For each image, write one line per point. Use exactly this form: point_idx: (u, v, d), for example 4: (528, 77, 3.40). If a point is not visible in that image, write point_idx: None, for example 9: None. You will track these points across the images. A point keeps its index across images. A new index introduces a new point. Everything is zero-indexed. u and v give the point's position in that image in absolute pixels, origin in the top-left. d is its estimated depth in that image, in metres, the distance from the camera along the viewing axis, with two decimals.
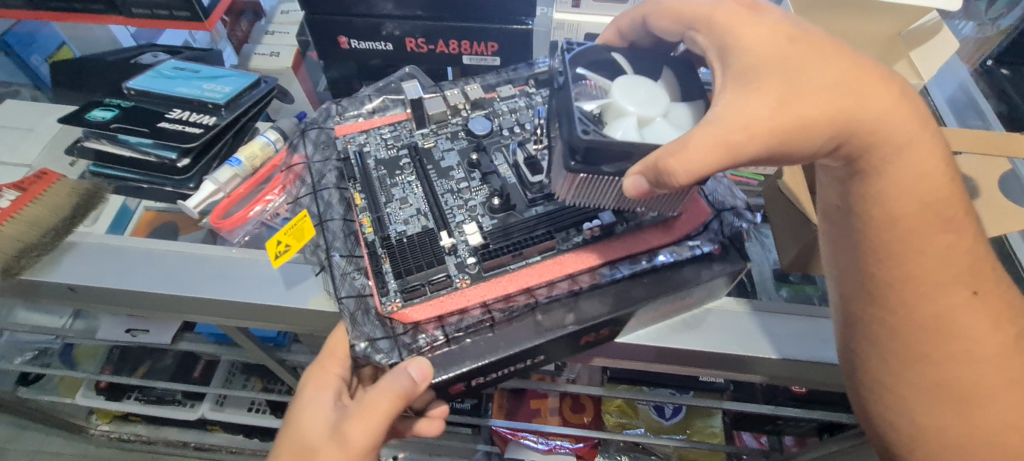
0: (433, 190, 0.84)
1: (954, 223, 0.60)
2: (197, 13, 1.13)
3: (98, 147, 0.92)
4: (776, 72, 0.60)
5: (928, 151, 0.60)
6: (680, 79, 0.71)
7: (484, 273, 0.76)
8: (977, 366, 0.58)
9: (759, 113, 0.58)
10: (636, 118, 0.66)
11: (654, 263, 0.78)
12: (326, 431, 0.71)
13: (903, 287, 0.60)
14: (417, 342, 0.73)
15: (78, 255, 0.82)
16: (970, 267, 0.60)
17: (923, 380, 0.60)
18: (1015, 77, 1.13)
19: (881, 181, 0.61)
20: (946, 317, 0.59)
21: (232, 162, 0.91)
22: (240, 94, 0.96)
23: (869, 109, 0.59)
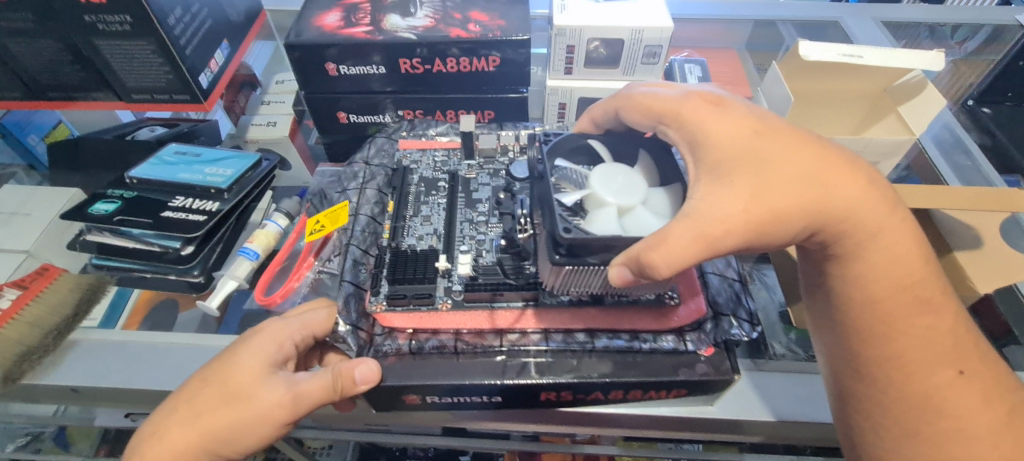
0: (453, 216, 0.80)
1: (931, 305, 0.62)
2: (197, 96, 1.16)
3: (100, 240, 0.91)
4: (744, 168, 0.61)
5: (901, 234, 0.63)
6: (658, 165, 0.73)
7: (466, 302, 0.70)
8: (970, 444, 0.59)
9: (737, 210, 0.59)
10: (615, 207, 0.66)
11: (635, 345, 0.68)
12: (259, 381, 0.67)
13: (890, 366, 0.62)
14: (385, 346, 0.70)
15: (81, 353, 0.80)
16: (955, 348, 0.61)
17: (918, 458, 0.61)
18: (996, 116, 1.16)
19: (861, 265, 0.63)
20: (935, 395, 0.61)
21: (248, 254, 0.90)
22: (243, 175, 0.97)
23: (837, 201, 0.61)
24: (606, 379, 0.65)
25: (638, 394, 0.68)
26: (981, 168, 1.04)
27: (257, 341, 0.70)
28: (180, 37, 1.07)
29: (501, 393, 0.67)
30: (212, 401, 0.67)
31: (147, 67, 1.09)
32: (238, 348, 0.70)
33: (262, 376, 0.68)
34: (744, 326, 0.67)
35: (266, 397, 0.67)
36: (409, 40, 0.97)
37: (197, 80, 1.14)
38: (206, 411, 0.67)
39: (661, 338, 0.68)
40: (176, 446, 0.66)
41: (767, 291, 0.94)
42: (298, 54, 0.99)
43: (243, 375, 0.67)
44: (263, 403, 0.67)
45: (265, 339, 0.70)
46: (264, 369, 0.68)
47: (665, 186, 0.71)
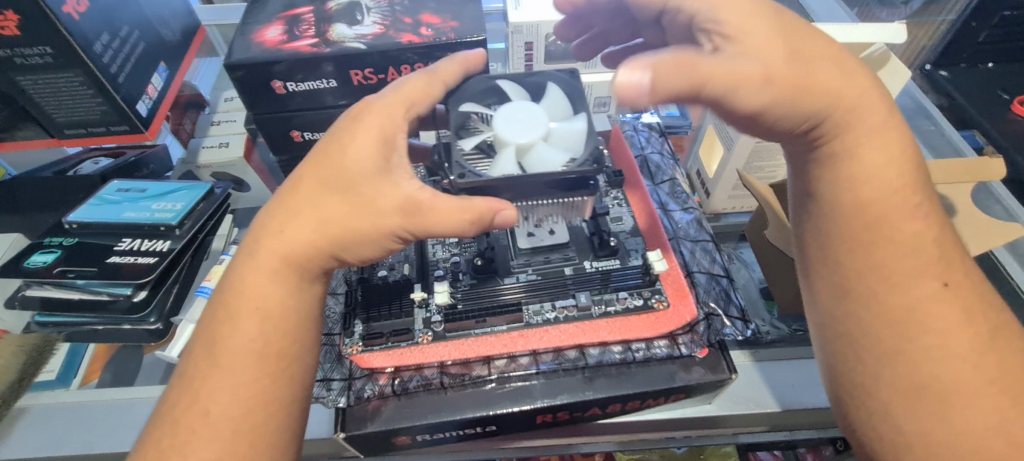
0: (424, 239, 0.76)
1: (919, 210, 0.59)
2: (136, 126, 1.08)
3: (42, 294, 0.83)
4: (770, 33, 0.55)
5: (901, 137, 0.60)
6: (567, 92, 0.67)
7: (447, 333, 0.67)
8: (951, 358, 0.54)
9: (765, 71, 0.54)
10: (514, 147, 0.63)
11: (628, 356, 0.66)
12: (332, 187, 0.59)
13: (873, 278, 0.58)
14: (366, 391, 0.65)
15: (33, 422, 0.74)
16: (939, 259, 0.58)
17: (898, 382, 0.55)
18: (953, 78, 1.17)
19: (855, 165, 0.59)
20: (919, 309, 0.56)
21: (204, 294, 0.83)
22: (194, 208, 0.91)
23: (843, 89, 0.57)
24: (601, 396, 0.63)
25: (633, 405, 0.67)
26: (944, 132, 1.05)
27: (369, 119, 0.60)
28: (109, 66, 0.99)
29: (494, 422, 0.65)
30: (259, 276, 0.59)
31: (77, 100, 1.01)
32: (359, 108, 0.62)
33: (331, 201, 0.59)
34: (737, 325, 0.66)
35: (352, 217, 0.59)
36: (359, 50, 0.91)
37: (134, 109, 1.06)
38: (277, 235, 0.59)
39: (653, 345, 0.66)
40: (246, 332, 0.57)
41: (746, 270, 0.93)
42: (240, 73, 0.93)
43: (327, 208, 0.59)
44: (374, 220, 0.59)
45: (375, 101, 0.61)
46: (374, 169, 0.59)
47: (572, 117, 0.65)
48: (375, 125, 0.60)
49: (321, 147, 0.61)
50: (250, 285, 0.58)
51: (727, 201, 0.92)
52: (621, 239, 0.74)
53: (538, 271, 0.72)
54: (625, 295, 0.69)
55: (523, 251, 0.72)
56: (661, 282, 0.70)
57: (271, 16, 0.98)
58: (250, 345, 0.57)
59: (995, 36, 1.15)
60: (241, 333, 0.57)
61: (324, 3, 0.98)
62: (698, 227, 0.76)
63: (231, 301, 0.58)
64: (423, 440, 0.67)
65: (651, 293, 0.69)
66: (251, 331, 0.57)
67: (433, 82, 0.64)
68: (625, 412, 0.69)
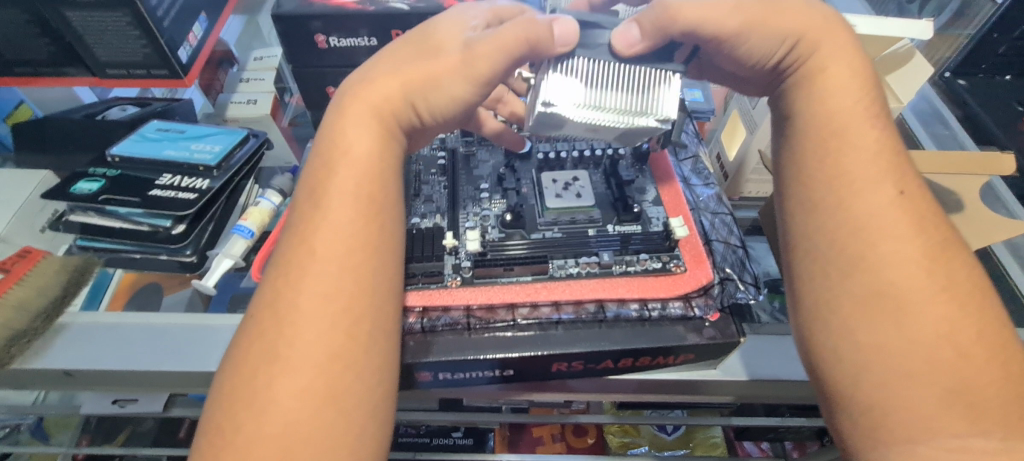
0: (457, 193, 0.80)
1: (875, 121, 0.65)
2: (176, 70, 1.11)
3: (86, 220, 0.87)
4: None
5: (855, 86, 0.65)
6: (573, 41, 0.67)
7: (475, 280, 0.71)
8: (898, 257, 0.57)
9: (736, 3, 0.63)
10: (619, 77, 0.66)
11: (644, 313, 0.69)
12: (433, 43, 0.64)
13: (842, 182, 0.62)
14: None
15: (72, 337, 0.77)
16: (892, 166, 0.62)
17: (858, 291, 0.58)
18: (972, 87, 1.20)
19: (826, 77, 0.66)
20: (874, 216, 0.59)
21: (242, 232, 0.87)
22: (230, 151, 0.95)
23: (809, 16, 0.66)
24: (617, 347, 0.67)
25: (646, 361, 0.71)
26: (959, 137, 1.07)
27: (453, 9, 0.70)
28: (157, 9, 1.02)
29: (512, 365, 0.69)
30: (366, 135, 0.63)
31: (122, 39, 1.04)
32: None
33: (422, 61, 0.63)
34: (750, 290, 0.70)
35: (431, 63, 0.63)
36: (400, 10, 0.94)
37: (175, 54, 1.09)
38: (366, 86, 0.64)
39: (668, 305, 0.70)
40: (342, 213, 0.59)
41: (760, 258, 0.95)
42: (283, 24, 0.96)
43: (399, 55, 0.65)
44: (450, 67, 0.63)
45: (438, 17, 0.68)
46: (460, 29, 0.65)
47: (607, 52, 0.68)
48: (407, 39, 0.66)
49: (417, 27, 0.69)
50: (347, 134, 0.63)
51: (743, 185, 0.96)
52: (644, 207, 0.78)
53: (563, 229, 0.75)
54: (645, 258, 0.72)
55: (551, 209, 0.76)
56: (680, 249, 0.74)
57: None
58: (347, 188, 0.61)
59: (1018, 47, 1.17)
60: (342, 200, 0.60)
61: None
62: (718, 202, 0.80)
63: (332, 156, 0.62)
64: (443, 379, 0.71)
65: (670, 257, 0.73)
66: (348, 181, 0.61)
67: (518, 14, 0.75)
68: (636, 368, 0.73)
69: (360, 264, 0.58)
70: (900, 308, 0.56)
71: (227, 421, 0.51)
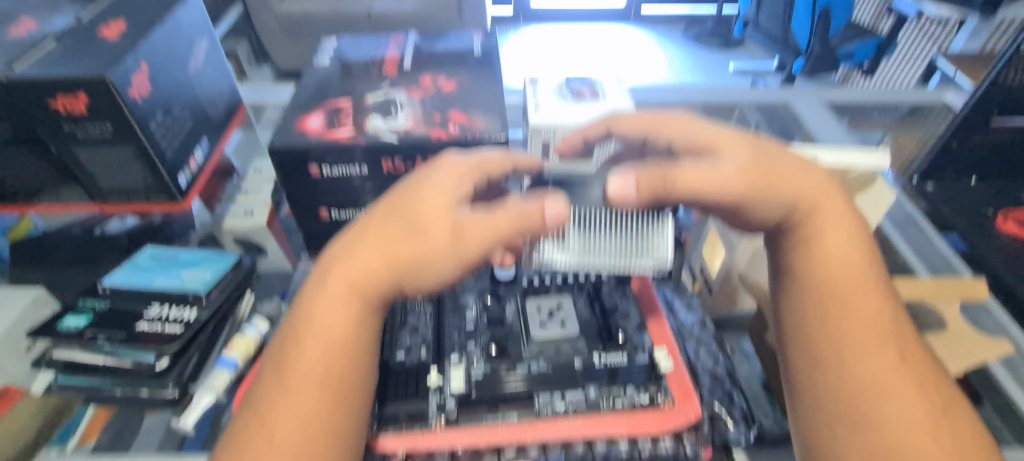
0: (442, 324, 0.80)
1: (873, 285, 0.70)
2: (174, 195, 1.15)
3: (70, 356, 0.85)
4: (741, 150, 0.71)
5: (856, 251, 0.71)
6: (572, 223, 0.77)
7: (460, 420, 0.69)
8: (902, 421, 0.62)
9: (739, 169, 0.68)
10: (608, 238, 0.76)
11: (633, 453, 0.68)
12: (414, 220, 0.65)
13: (843, 341, 0.66)
14: None
15: None
16: (896, 333, 0.67)
17: (864, 448, 0.62)
18: (940, 191, 1.25)
19: (821, 242, 0.70)
20: (879, 381, 0.64)
21: (225, 365, 0.86)
22: (222, 278, 0.96)
23: (805, 181, 0.71)
24: None
25: None
26: (935, 242, 1.10)
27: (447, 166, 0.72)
28: (160, 141, 1.09)
29: None
30: (336, 308, 0.65)
31: (125, 170, 1.09)
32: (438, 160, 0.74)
33: (404, 241, 0.65)
34: (739, 427, 0.69)
35: (418, 241, 0.65)
36: (391, 142, 1.00)
37: (175, 180, 1.14)
38: (348, 263, 0.66)
39: (659, 442, 0.68)
40: (308, 399, 0.62)
41: (748, 361, 0.91)
42: (279, 157, 1.01)
43: (384, 231, 0.66)
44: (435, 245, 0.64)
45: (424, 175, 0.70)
46: (448, 202, 0.67)
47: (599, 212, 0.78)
48: (391, 205, 0.68)
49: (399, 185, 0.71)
50: (322, 313, 0.65)
51: (729, 299, 0.97)
52: (629, 333, 0.78)
53: (549, 360, 0.75)
54: (632, 391, 0.72)
55: (535, 340, 0.76)
56: (668, 380, 0.73)
57: (313, 107, 1.08)
58: (316, 372, 0.63)
59: (980, 154, 1.23)
60: (314, 375, 0.63)
61: (362, 98, 1.10)
62: (702, 327, 0.81)
63: (303, 332, 0.65)
64: None
65: (657, 390, 0.72)
66: (318, 365, 0.63)
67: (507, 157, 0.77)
68: None
69: (331, 450, 0.60)
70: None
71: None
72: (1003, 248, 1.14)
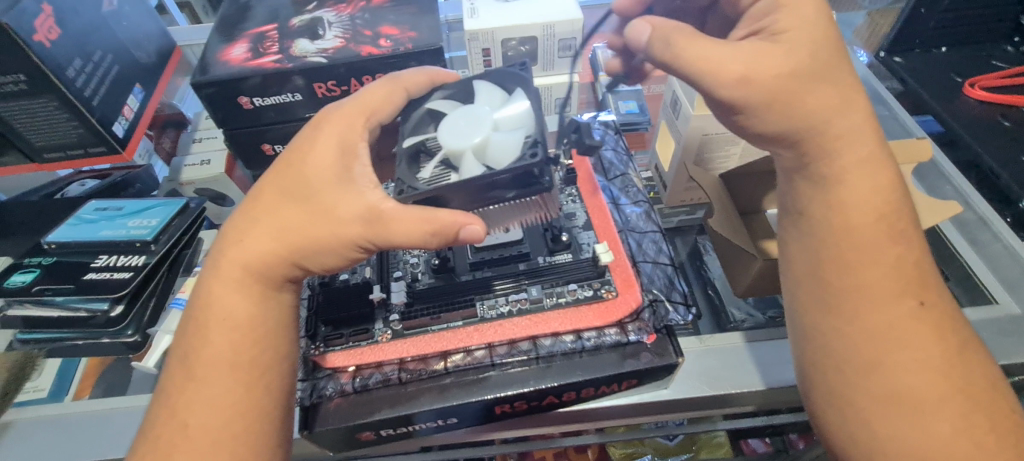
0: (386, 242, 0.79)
1: (900, 237, 0.63)
2: (114, 146, 1.12)
3: (24, 313, 0.86)
4: (799, 49, 0.62)
5: (876, 199, 0.64)
6: (455, 128, 0.65)
7: (406, 331, 0.70)
8: (913, 367, 0.58)
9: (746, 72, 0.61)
10: (472, 150, 0.63)
11: (579, 345, 0.68)
12: (279, 225, 0.61)
13: (854, 291, 0.62)
14: (327, 388, 0.67)
15: (16, 436, 0.77)
16: (913, 279, 0.62)
17: (872, 391, 0.58)
18: (907, 63, 1.20)
19: (841, 190, 0.64)
20: (891, 328, 0.59)
21: (177, 305, 0.86)
22: (168, 223, 0.94)
23: (830, 121, 0.63)
24: (553, 384, 0.66)
25: (590, 391, 0.70)
26: (899, 118, 1.05)
27: (330, 129, 0.63)
28: (83, 90, 1.03)
29: (454, 415, 0.67)
30: (229, 339, 0.59)
31: (53, 125, 1.05)
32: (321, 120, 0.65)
33: (286, 225, 0.61)
34: (680, 309, 0.69)
35: (312, 227, 0.61)
36: (321, 63, 0.94)
37: (111, 130, 1.10)
38: (237, 245, 0.62)
39: (604, 333, 0.69)
40: (212, 423, 0.56)
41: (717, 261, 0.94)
42: (210, 90, 0.96)
43: (274, 219, 0.62)
44: (332, 229, 0.60)
45: (301, 155, 0.62)
46: (305, 191, 0.62)
47: (491, 140, 0.62)
48: (254, 218, 0.62)
49: (278, 170, 0.64)
50: (212, 334, 0.60)
51: (684, 193, 0.95)
52: (573, 233, 0.77)
53: (497, 267, 0.75)
54: (575, 287, 0.72)
55: (479, 248, 0.75)
56: (611, 273, 0.73)
57: (236, 34, 1.01)
58: (224, 355, 0.59)
59: (950, 20, 1.17)
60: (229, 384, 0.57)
61: (288, 19, 1.02)
62: (647, 220, 0.79)
63: (221, 308, 0.60)
64: (387, 435, 0.69)
65: (601, 283, 0.72)
66: (227, 388, 0.57)
67: (396, 88, 0.66)
68: (581, 399, 0.72)
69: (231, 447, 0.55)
70: (908, 404, 0.57)
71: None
72: (970, 117, 1.10)
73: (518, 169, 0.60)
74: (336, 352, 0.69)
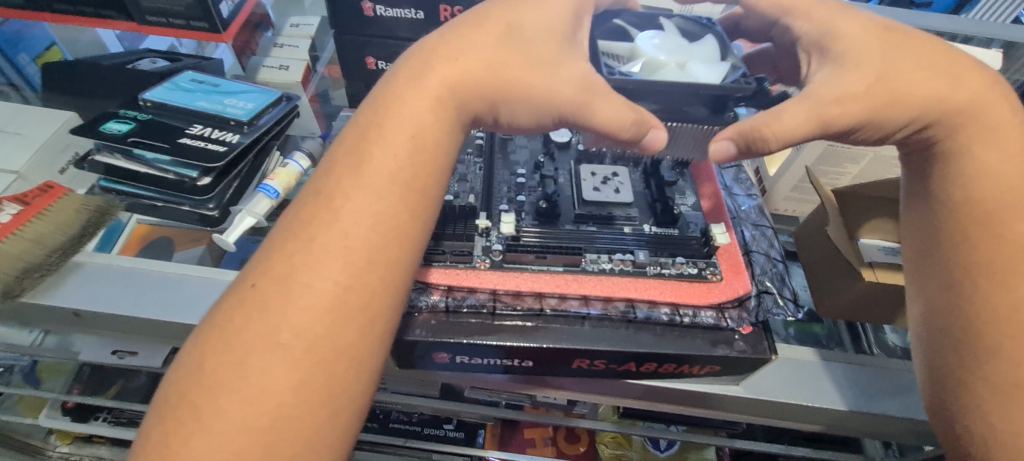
0: (492, 177, 0.78)
1: None
2: (216, 25, 1.06)
3: (110, 161, 0.85)
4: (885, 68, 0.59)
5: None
6: (653, 42, 0.63)
7: (505, 264, 0.69)
8: None
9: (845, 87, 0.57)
10: (674, 63, 0.61)
11: (674, 319, 0.67)
12: (486, 58, 0.57)
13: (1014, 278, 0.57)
14: (420, 302, 0.66)
15: (86, 278, 0.76)
16: None
17: None
18: None
19: (989, 174, 0.61)
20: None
21: (267, 191, 0.85)
22: (265, 110, 0.93)
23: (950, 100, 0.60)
24: (644, 350, 0.64)
25: (670, 367, 0.69)
26: None
27: None
28: None
29: (534, 356, 0.66)
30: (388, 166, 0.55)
31: None
32: None
33: (496, 61, 0.57)
34: (789, 306, 0.69)
35: (528, 72, 0.56)
36: None
37: (218, 9, 1.05)
38: (450, 60, 0.57)
39: (700, 314, 0.67)
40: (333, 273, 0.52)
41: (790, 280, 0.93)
42: None
43: (485, 49, 0.57)
44: (538, 86, 0.56)
45: (527, 2, 0.59)
46: (520, 37, 0.58)
47: (699, 61, 0.62)
48: (466, 39, 0.58)
49: (502, 5, 0.60)
50: (377, 154, 0.56)
51: (783, 202, 0.94)
52: (682, 210, 0.76)
53: (602, 225, 0.74)
54: (682, 261, 0.70)
55: (588, 202, 0.74)
56: (717, 257, 0.72)
57: None
58: (391, 178, 0.55)
59: None
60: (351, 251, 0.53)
61: None
62: (761, 214, 0.78)
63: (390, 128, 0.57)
64: (461, 362, 0.68)
65: (707, 264, 0.71)
66: (359, 222, 0.53)
67: None
68: (658, 374, 0.70)
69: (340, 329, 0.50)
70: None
71: (205, 379, 0.48)
72: None
73: (729, 89, 0.59)
74: (433, 269, 0.68)
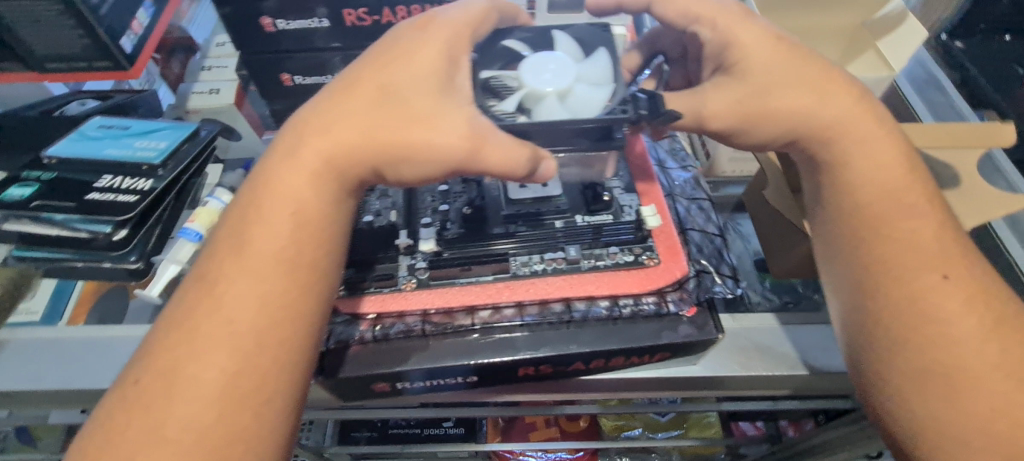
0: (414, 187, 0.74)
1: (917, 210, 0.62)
2: (120, 63, 0.96)
3: (19, 228, 0.81)
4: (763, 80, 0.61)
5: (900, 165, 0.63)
6: (537, 68, 0.62)
7: (432, 282, 0.66)
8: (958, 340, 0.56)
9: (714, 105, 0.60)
10: (555, 96, 0.61)
11: (614, 312, 0.64)
12: (361, 125, 0.55)
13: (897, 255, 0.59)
14: (348, 333, 0.63)
15: (10, 355, 0.73)
16: (940, 253, 0.59)
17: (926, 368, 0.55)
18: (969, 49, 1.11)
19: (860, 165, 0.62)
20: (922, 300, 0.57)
21: (189, 236, 0.81)
22: (177, 148, 0.88)
23: (817, 111, 0.61)
24: (585, 350, 0.62)
25: (620, 361, 0.66)
26: (955, 104, 0.98)
27: (439, 33, 0.58)
28: None
29: (476, 373, 0.63)
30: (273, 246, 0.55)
31: (53, 29, 0.89)
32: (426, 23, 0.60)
33: (371, 128, 0.55)
34: (727, 283, 0.66)
35: (405, 131, 0.55)
36: None
37: (119, 44, 0.94)
38: (321, 132, 0.56)
39: (641, 301, 0.65)
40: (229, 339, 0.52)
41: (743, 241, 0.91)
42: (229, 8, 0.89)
43: (358, 114, 0.56)
44: (419, 142, 0.54)
45: (399, 55, 0.57)
46: (392, 96, 0.56)
47: (582, 87, 0.61)
48: (336, 108, 0.56)
49: (374, 61, 0.58)
50: (260, 236, 0.55)
51: (728, 164, 0.89)
52: (616, 193, 0.72)
53: (535, 224, 0.69)
54: (616, 250, 0.67)
55: (517, 200, 0.69)
56: (654, 239, 0.69)
57: None
58: (279, 254, 0.55)
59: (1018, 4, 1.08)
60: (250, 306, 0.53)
61: None
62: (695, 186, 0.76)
63: (270, 203, 0.56)
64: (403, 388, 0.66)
65: (643, 249, 0.68)
66: (249, 306, 0.53)
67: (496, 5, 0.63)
68: (609, 368, 0.68)
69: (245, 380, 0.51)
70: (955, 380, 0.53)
71: None
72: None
73: (607, 120, 0.57)
74: (358, 297, 0.65)
